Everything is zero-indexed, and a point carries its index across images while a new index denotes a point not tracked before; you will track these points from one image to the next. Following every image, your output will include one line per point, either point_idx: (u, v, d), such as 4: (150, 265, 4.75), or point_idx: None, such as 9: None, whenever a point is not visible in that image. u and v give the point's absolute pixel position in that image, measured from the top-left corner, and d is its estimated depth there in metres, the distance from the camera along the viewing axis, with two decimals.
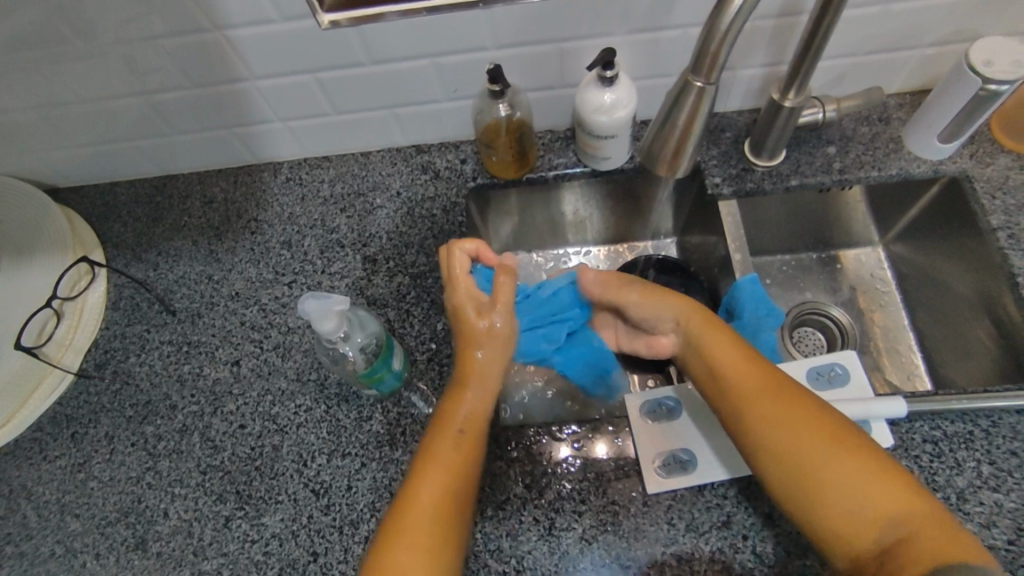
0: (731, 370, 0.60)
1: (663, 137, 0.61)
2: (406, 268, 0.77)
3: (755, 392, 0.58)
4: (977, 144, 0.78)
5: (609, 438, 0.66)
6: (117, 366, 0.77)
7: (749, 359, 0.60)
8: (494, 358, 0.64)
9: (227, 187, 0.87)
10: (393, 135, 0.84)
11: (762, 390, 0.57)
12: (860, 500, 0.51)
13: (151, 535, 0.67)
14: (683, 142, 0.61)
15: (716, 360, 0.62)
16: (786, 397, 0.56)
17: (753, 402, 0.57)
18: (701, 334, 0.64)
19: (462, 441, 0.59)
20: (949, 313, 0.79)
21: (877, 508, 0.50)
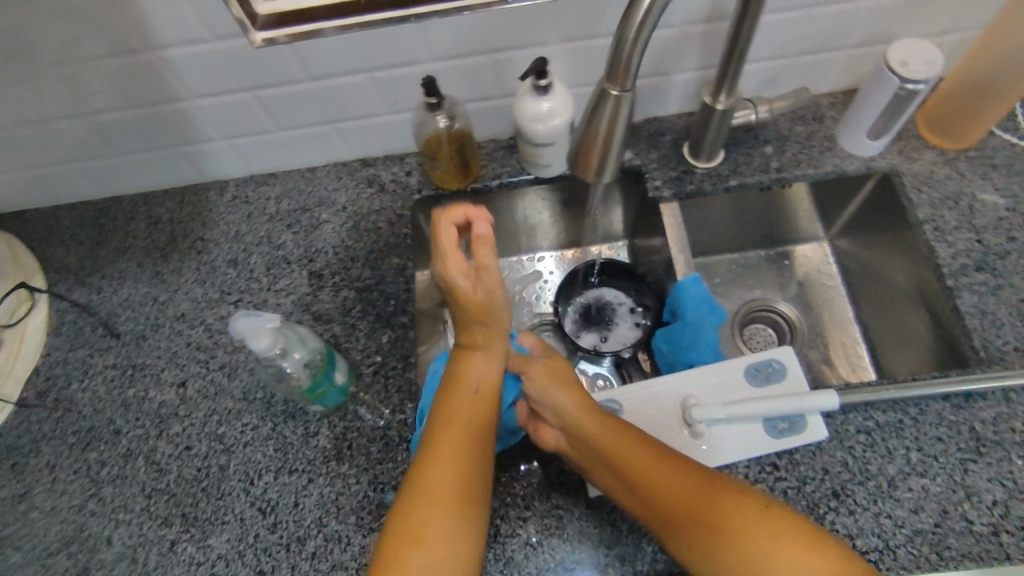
0: (647, 468, 0.57)
1: (586, 145, 0.62)
2: (352, 282, 0.77)
3: (679, 488, 0.55)
4: (904, 140, 0.80)
5: None
6: (59, 393, 0.75)
7: (669, 459, 0.57)
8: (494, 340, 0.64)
9: (173, 207, 0.86)
10: (337, 149, 0.84)
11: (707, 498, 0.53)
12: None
13: (94, 563, 0.66)
14: (606, 147, 0.62)
15: (625, 459, 0.58)
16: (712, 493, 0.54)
17: (678, 499, 0.54)
18: (611, 446, 0.59)
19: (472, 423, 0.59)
20: (888, 305, 0.81)
21: None
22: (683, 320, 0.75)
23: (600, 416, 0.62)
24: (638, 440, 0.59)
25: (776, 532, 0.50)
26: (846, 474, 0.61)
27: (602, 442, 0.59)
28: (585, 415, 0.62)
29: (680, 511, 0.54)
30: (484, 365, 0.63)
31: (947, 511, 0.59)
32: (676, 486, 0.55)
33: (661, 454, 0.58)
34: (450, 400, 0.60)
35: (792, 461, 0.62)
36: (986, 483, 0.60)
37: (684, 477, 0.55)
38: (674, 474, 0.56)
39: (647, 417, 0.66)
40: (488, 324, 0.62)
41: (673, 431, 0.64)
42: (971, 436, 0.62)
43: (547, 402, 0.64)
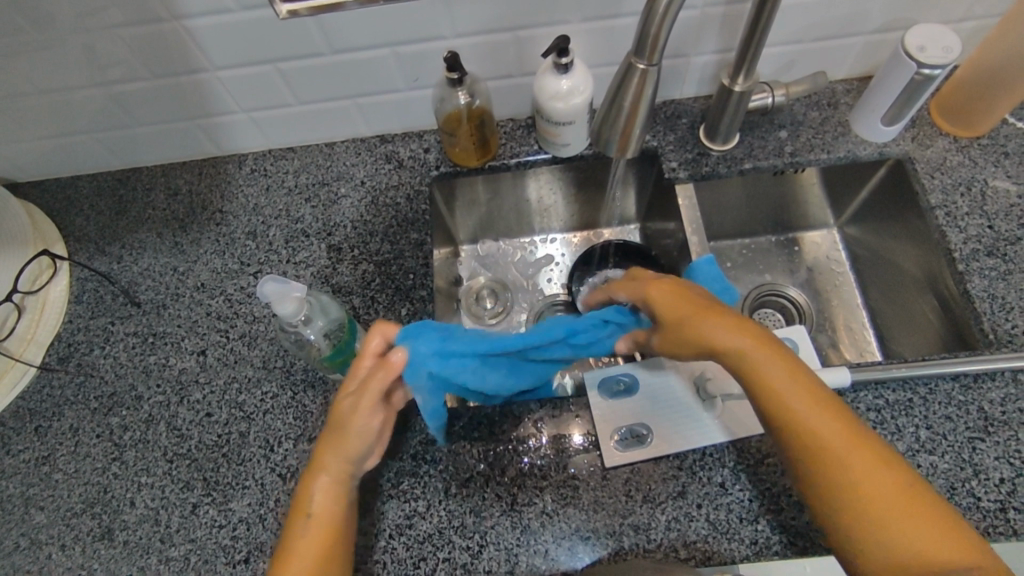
0: (796, 408, 0.52)
1: (611, 121, 0.68)
2: (371, 256, 0.78)
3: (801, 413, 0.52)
4: (918, 127, 0.81)
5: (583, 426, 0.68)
6: (81, 359, 0.77)
7: (823, 403, 0.52)
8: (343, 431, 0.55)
9: (192, 179, 0.87)
10: (356, 124, 0.85)
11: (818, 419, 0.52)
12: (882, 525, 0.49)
13: (117, 524, 0.68)
14: (631, 124, 0.68)
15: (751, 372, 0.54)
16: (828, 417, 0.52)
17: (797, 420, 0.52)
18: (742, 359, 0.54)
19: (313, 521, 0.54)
20: (898, 290, 0.83)
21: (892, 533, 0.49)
22: None
23: (755, 339, 0.55)
24: (794, 370, 0.54)
25: (907, 505, 0.49)
26: None
27: (759, 376, 0.53)
28: (738, 336, 0.54)
29: (816, 460, 0.51)
30: (325, 478, 0.55)
31: (955, 488, 0.60)
32: (823, 436, 0.51)
33: (814, 393, 0.53)
34: (294, 520, 0.55)
35: None
36: (993, 461, 0.61)
37: (836, 427, 0.51)
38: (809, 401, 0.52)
39: (661, 389, 0.70)
40: (346, 437, 0.55)
41: (689, 405, 0.68)
42: (980, 415, 0.64)
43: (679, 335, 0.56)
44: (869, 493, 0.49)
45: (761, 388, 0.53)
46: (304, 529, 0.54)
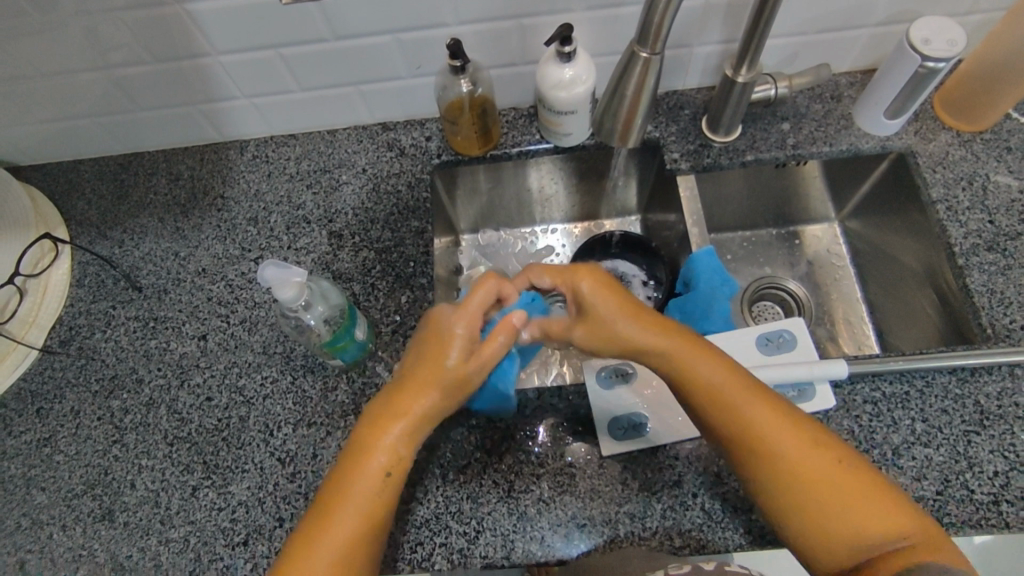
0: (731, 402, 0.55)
1: (613, 110, 0.69)
2: (372, 243, 0.78)
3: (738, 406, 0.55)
4: (921, 121, 0.81)
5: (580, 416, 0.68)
6: (83, 342, 0.77)
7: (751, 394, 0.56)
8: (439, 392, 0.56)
9: (193, 164, 0.87)
10: (359, 112, 0.85)
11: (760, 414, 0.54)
12: (832, 512, 0.51)
13: (117, 505, 0.69)
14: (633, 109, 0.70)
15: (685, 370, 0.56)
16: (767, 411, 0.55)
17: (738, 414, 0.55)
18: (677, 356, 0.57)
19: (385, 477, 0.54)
20: (897, 285, 0.83)
21: (844, 519, 0.51)
22: (695, 290, 0.77)
23: (678, 336, 0.58)
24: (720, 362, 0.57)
25: (843, 483, 0.52)
26: (852, 442, 0.63)
27: (693, 373, 0.56)
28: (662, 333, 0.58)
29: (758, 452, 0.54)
30: (407, 434, 0.56)
31: (949, 480, 0.61)
32: (758, 424, 0.54)
33: (743, 383, 0.56)
34: (353, 469, 0.54)
35: None
36: (988, 455, 0.62)
37: (773, 419, 0.54)
38: (745, 396, 0.55)
39: (658, 378, 0.70)
40: (449, 393, 0.57)
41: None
42: (975, 409, 0.64)
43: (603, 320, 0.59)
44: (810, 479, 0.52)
45: (696, 388, 0.56)
46: (363, 486, 0.54)
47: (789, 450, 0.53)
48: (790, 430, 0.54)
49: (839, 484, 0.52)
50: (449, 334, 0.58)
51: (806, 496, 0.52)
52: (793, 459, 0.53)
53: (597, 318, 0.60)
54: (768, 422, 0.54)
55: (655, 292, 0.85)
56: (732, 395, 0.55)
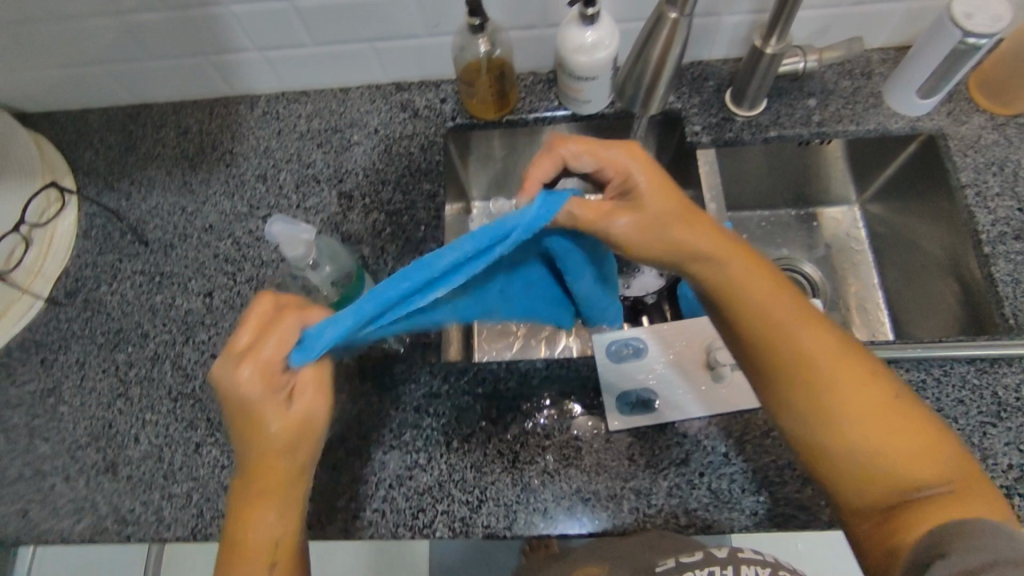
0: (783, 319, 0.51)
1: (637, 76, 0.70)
2: (382, 205, 0.77)
3: (779, 318, 0.51)
4: (955, 102, 0.78)
5: (588, 392, 0.67)
6: (88, 295, 0.76)
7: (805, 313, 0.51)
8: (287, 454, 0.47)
9: (202, 118, 0.85)
10: (372, 70, 0.82)
11: (809, 333, 0.50)
12: (871, 443, 0.48)
13: (121, 458, 0.69)
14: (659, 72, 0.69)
15: (730, 281, 0.52)
16: (817, 329, 0.50)
17: (782, 329, 0.50)
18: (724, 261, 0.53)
19: (276, 563, 0.47)
20: (918, 272, 0.81)
21: (883, 452, 0.48)
22: None
23: (730, 244, 0.54)
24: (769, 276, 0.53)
25: (888, 415, 0.48)
26: None
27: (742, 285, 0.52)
28: (718, 241, 0.54)
29: (796, 371, 0.50)
30: (283, 508, 0.47)
31: None
32: (804, 341, 0.50)
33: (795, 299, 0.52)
34: (237, 564, 0.46)
35: None
36: (1002, 447, 0.61)
37: (822, 342, 0.50)
38: (795, 313, 0.51)
39: (670, 356, 0.69)
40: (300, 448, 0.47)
41: (697, 375, 0.67)
42: (993, 400, 0.63)
43: (660, 215, 0.54)
44: (855, 404, 0.48)
45: (741, 300, 0.52)
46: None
47: (833, 373, 0.49)
48: (840, 353, 0.50)
49: (882, 416, 0.48)
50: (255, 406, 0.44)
51: (843, 418, 0.48)
52: (837, 382, 0.49)
53: (648, 212, 0.54)
54: (817, 341, 0.50)
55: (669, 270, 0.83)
56: (782, 309, 0.51)
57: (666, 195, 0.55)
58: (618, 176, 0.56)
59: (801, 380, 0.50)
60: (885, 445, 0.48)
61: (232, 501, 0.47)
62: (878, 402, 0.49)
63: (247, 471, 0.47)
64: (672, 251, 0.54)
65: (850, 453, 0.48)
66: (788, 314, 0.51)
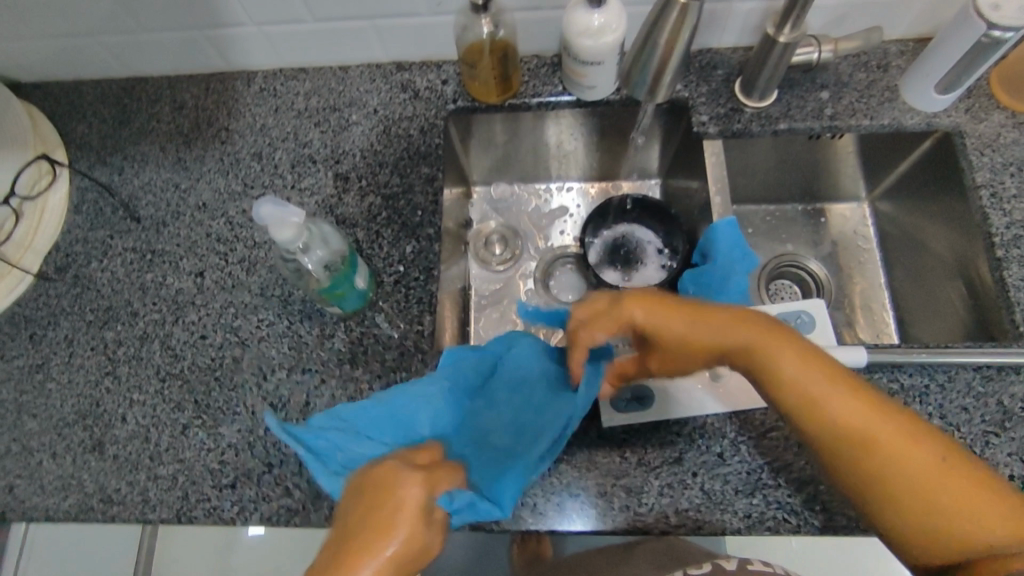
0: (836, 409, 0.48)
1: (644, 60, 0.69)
2: (379, 188, 0.75)
3: (815, 399, 0.48)
4: (974, 98, 0.75)
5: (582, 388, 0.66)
6: (79, 271, 0.75)
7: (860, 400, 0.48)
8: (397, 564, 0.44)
9: (198, 93, 0.83)
10: (372, 48, 0.80)
11: (846, 417, 0.47)
12: (938, 522, 0.46)
13: (108, 438, 0.68)
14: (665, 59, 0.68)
15: (758, 366, 0.50)
16: (850, 402, 0.48)
17: (818, 413, 0.48)
18: (746, 349, 0.51)
19: None
20: (926, 273, 0.79)
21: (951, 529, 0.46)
22: (712, 264, 0.73)
23: (749, 321, 0.51)
24: (799, 350, 0.49)
25: (944, 485, 0.46)
26: None
27: (795, 381, 0.49)
28: (738, 324, 0.51)
29: (847, 459, 0.48)
30: None
31: None
32: (844, 424, 0.47)
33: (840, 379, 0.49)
34: None
35: None
36: (1005, 457, 0.59)
37: (860, 415, 0.47)
38: (826, 391, 0.48)
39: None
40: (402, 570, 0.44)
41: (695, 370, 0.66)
42: (998, 408, 0.61)
43: (680, 336, 0.53)
44: (906, 484, 0.46)
45: (777, 390, 0.50)
46: None
47: (878, 454, 0.47)
48: (878, 427, 0.47)
49: (939, 487, 0.46)
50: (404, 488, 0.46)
51: (899, 502, 0.47)
52: (882, 462, 0.47)
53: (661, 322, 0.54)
54: (854, 423, 0.47)
55: (670, 261, 0.85)
56: (814, 392, 0.48)
57: (684, 330, 0.53)
58: (626, 324, 0.56)
59: (847, 469, 0.48)
60: (952, 523, 0.46)
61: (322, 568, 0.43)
62: (930, 473, 0.46)
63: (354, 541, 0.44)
64: (694, 349, 0.53)
65: (918, 533, 0.47)
66: (822, 396, 0.48)
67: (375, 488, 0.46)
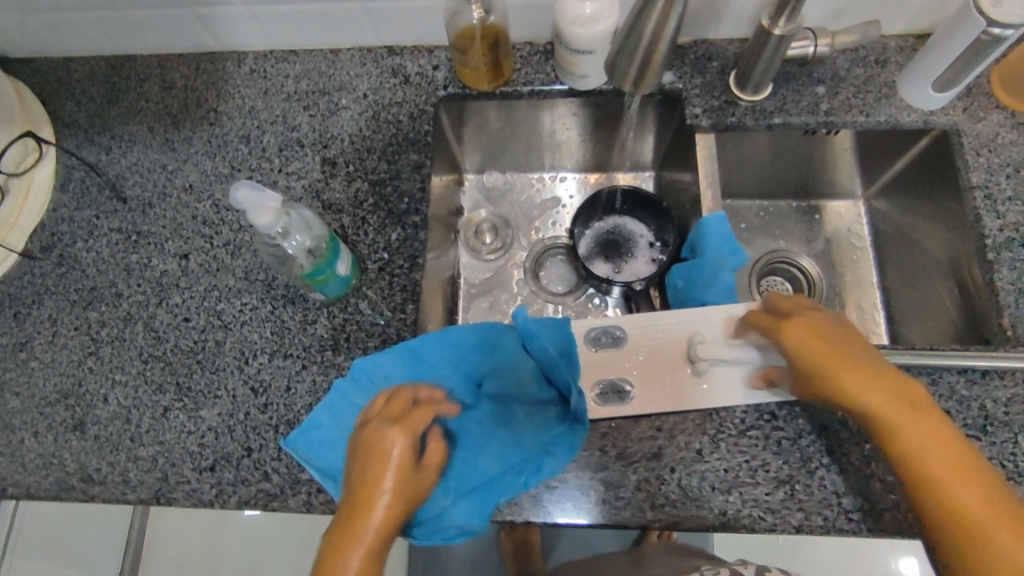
0: (929, 465, 0.49)
1: (629, 49, 0.66)
2: (366, 173, 0.74)
3: (887, 410, 0.51)
4: (973, 97, 0.73)
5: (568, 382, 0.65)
6: (64, 250, 0.75)
7: (960, 471, 0.48)
8: (394, 497, 0.51)
9: (188, 73, 0.82)
10: (363, 32, 0.79)
11: (925, 434, 0.49)
12: (1003, 554, 0.45)
13: (89, 418, 0.68)
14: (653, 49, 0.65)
15: (831, 373, 0.53)
16: (909, 410, 0.50)
17: (890, 419, 0.51)
18: (831, 364, 0.53)
19: None
20: (918, 273, 0.79)
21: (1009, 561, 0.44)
22: (702, 258, 0.72)
23: (887, 371, 0.53)
24: (880, 373, 0.52)
25: (988, 508, 0.46)
26: (844, 433, 0.62)
27: (902, 436, 0.50)
28: (880, 370, 0.53)
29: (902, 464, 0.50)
30: (367, 552, 0.49)
31: None
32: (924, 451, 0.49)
33: (960, 460, 0.48)
34: None
35: (791, 413, 0.63)
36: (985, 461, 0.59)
37: (933, 443, 0.49)
38: (891, 403, 0.51)
39: (652, 343, 0.67)
40: (399, 501, 0.52)
41: (679, 364, 0.66)
42: (980, 413, 0.60)
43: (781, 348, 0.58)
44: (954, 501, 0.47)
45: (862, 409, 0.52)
46: None
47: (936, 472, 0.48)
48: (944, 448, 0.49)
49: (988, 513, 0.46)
50: (382, 440, 0.53)
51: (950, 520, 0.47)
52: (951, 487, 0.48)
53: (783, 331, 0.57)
54: (920, 441, 0.49)
55: (661, 255, 0.84)
56: (882, 405, 0.51)
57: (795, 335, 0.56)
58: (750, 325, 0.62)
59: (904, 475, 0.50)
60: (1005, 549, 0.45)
61: (333, 527, 0.50)
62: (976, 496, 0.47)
63: (356, 504, 0.51)
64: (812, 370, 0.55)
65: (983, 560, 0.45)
66: (903, 414, 0.50)
67: (361, 454, 0.53)
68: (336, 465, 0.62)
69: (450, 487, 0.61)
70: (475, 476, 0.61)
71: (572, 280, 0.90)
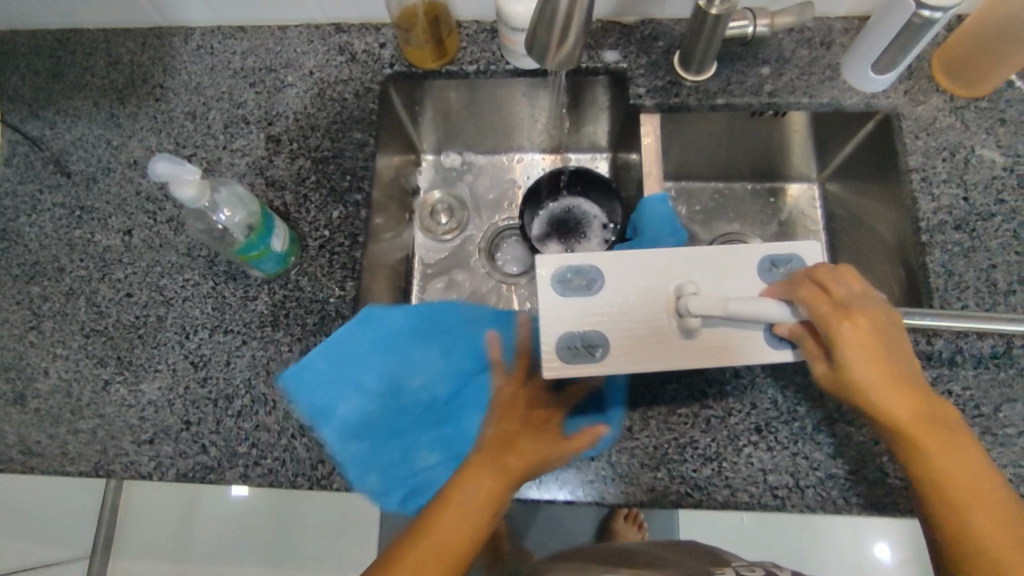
0: (956, 492, 0.47)
1: (545, 23, 0.61)
2: (310, 151, 0.74)
3: (919, 429, 0.48)
4: (915, 80, 0.74)
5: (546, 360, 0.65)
6: (7, 225, 0.75)
7: (978, 498, 0.47)
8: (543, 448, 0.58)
9: (134, 48, 0.81)
10: (309, 8, 0.79)
11: (954, 460, 0.47)
12: None
13: (30, 391, 0.69)
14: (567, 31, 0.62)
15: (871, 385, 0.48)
16: (941, 432, 0.48)
17: (922, 440, 0.48)
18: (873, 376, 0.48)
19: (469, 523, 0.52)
20: (865, 256, 0.79)
21: None
22: (641, 238, 0.74)
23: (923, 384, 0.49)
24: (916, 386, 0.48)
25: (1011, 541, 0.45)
26: (772, 412, 0.63)
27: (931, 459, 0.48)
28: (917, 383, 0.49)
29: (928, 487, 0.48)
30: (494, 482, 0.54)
31: (863, 461, 0.61)
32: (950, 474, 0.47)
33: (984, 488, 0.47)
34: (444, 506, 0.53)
35: (721, 392, 0.64)
36: None
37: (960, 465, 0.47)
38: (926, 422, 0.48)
39: (633, 289, 0.56)
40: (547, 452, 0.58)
41: (657, 314, 0.55)
42: None
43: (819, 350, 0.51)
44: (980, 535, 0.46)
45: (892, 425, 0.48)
46: (451, 524, 0.52)
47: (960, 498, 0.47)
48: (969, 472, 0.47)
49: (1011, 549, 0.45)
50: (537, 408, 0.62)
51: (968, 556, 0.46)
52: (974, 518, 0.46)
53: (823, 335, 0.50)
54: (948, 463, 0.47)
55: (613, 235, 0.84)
56: (914, 420, 0.48)
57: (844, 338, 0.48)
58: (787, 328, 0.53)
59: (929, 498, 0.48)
60: None
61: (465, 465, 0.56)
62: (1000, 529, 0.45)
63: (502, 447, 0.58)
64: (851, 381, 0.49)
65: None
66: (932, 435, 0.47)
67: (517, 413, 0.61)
68: (330, 403, 0.64)
69: (440, 448, 0.65)
70: (465, 442, 0.65)
71: (527, 261, 0.90)
